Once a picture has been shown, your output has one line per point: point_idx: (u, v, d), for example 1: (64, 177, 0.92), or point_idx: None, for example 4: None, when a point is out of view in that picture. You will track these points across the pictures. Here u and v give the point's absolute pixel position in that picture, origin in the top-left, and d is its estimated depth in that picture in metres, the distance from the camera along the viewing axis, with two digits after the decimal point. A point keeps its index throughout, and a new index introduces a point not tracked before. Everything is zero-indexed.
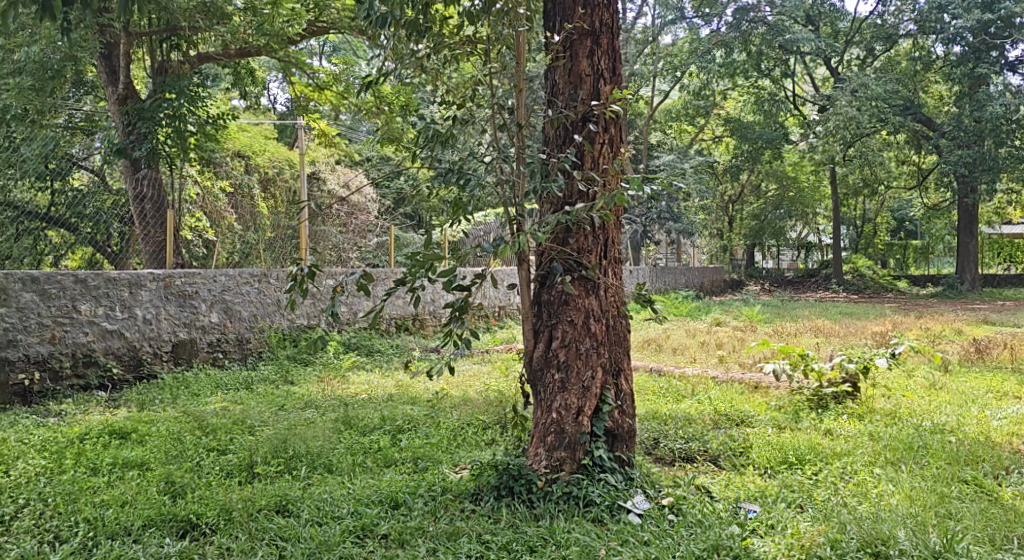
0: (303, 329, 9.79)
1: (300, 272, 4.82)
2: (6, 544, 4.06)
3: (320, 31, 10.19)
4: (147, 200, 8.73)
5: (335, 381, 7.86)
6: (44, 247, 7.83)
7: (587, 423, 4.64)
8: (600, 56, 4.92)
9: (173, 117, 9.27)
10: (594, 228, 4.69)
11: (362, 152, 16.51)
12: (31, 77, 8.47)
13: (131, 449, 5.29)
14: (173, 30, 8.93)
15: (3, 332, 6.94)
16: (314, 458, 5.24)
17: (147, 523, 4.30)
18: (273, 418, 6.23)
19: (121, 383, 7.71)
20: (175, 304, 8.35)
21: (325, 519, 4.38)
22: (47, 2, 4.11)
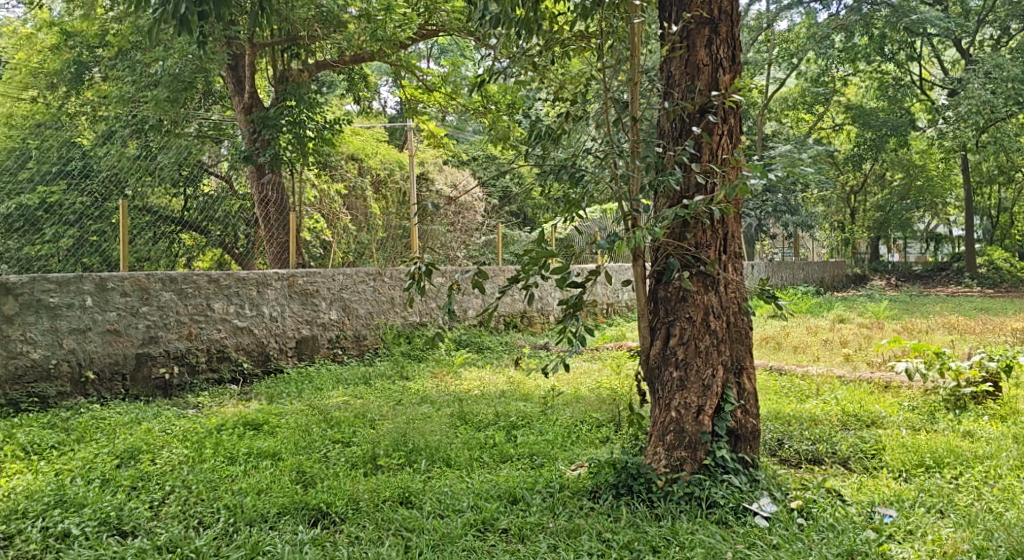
0: (416, 326, 9.97)
1: (416, 269, 4.89)
2: (157, 527, 4.25)
3: (431, 33, 10.32)
4: (270, 203, 9.08)
5: (449, 377, 7.96)
6: (178, 250, 7.95)
7: (708, 423, 4.54)
8: (718, 45, 4.81)
9: (292, 123, 9.71)
10: (713, 223, 4.59)
11: (472, 151, 16.71)
12: (167, 89, 8.90)
13: (263, 440, 5.51)
14: (293, 40, 9.31)
15: (145, 329, 7.33)
16: (433, 452, 5.33)
17: (282, 510, 4.46)
18: (391, 412, 6.37)
19: (251, 377, 8.05)
20: (298, 301, 8.66)
21: (446, 511, 4.45)
22: (184, 16, 4.32)
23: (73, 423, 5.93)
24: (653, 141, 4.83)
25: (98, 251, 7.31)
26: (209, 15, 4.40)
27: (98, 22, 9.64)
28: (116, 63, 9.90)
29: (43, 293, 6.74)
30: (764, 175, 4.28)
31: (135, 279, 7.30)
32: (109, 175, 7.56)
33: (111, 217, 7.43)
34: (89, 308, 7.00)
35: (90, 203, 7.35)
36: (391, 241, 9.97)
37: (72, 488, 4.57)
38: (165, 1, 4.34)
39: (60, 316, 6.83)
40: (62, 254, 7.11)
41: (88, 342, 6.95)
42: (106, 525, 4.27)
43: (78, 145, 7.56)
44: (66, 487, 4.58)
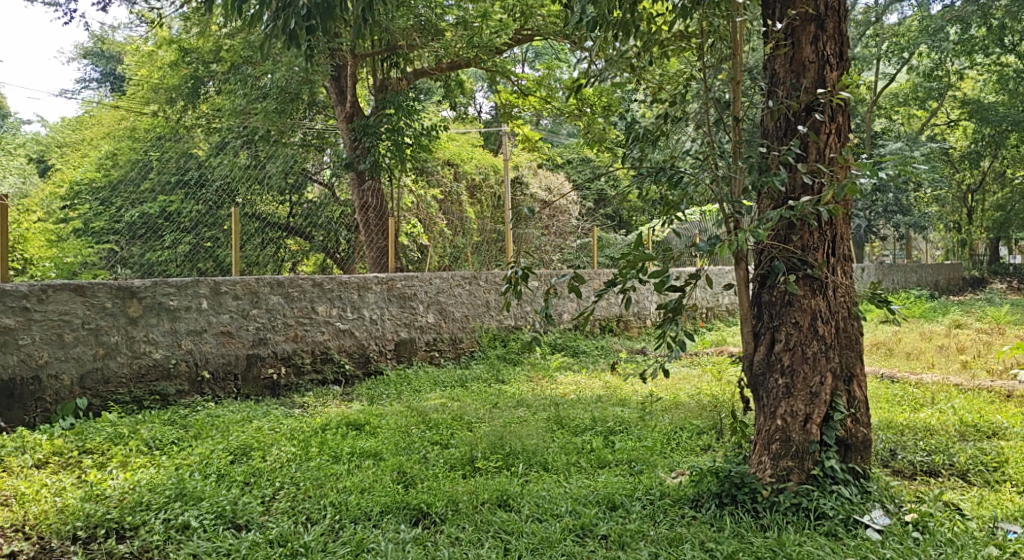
0: (512, 330, 10.01)
1: (513, 273, 4.88)
2: (268, 523, 4.38)
3: (527, 38, 10.30)
4: (370, 210, 9.58)
5: (545, 381, 7.97)
6: (284, 255, 8.30)
7: (816, 432, 4.40)
8: (825, 41, 4.65)
9: (391, 130, 9.82)
10: (820, 224, 4.44)
11: (567, 155, 16.69)
12: (275, 100, 9.41)
13: (366, 440, 5.63)
14: (392, 49, 9.46)
15: (255, 331, 7.58)
16: (530, 456, 5.32)
17: (385, 509, 4.54)
18: (488, 415, 6.40)
19: (352, 378, 8.24)
20: (397, 305, 8.82)
21: (545, 515, 4.44)
22: (293, 31, 4.44)
23: (191, 420, 6.19)
24: (756, 141, 4.70)
25: (210, 256, 7.69)
26: (316, 29, 4.51)
27: (212, 38, 10.02)
28: (228, 77, 10.28)
29: (163, 296, 6.99)
30: (875, 174, 4.12)
31: (245, 283, 7.56)
32: (222, 184, 7.87)
33: (224, 224, 7.75)
34: (205, 310, 7.26)
35: (205, 210, 7.68)
36: (486, 245, 10.13)
37: (191, 482, 4.76)
38: (276, 17, 4.48)
39: (178, 318, 7.09)
40: (180, 259, 7.44)
41: (204, 343, 7.21)
42: (222, 519, 4.42)
43: (195, 156, 7.80)
44: (186, 481, 4.76)
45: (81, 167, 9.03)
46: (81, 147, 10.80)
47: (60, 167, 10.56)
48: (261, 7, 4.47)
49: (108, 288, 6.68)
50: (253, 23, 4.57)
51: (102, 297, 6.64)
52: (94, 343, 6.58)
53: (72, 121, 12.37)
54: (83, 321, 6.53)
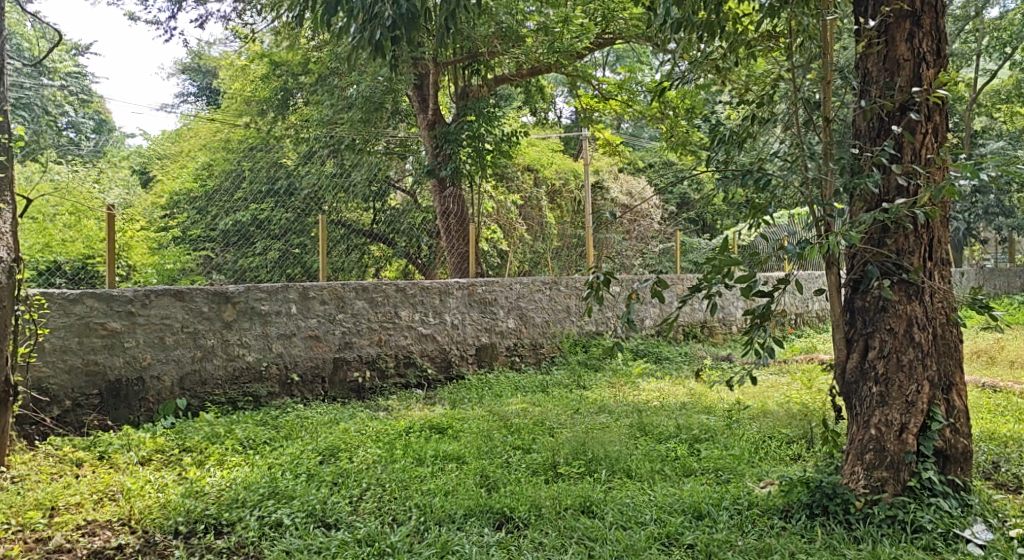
0: (593, 335, 9.96)
1: (595, 279, 4.81)
2: (356, 522, 4.45)
3: (608, 42, 10.22)
4: (451, 216, 9.54)
5: (627, 387, 7.91)
6: (369, 261, 8.59)
7: (912, 442, 4.25)
8: (921, 39, 4.50)
9: (472, 137, 9.92)
10: (916, 228, 4.29)
11: (649, 158, 16.54)
12: (360, 110, 9.66)
13: (449, 444, 5.68)
14: (473, 57, 9.52)
15: (342, 335, 7.75)
16: (614, 462, 5.28)
17: (468, 512, 4.57)
18: (570, 421, 6.38)
19: (435, 382, 8.34)
20: (478, 310, 8.89)
21: (629, 523, 4.40)
22: (379, 42, 4.50)
23: (281, 421, 6.36)
24: (848, 142, 4.58)
25: (299, 262, 7.89)
26: (401, 40, 4.56)
27: (300, 51, 10.29)
28: (316, 89, 10.55)
29: (255, 301, 7.20)
30: (975, 175, 3.96)
31: (332, 288, 7.73)
32: (309, 192, 8.12)
33: (312, 231, 7.95)
34: (294, 315, 7.45)
35: (294, 218, 7.84)
36: (565, 250, 10.15)
37: (283, 481, 4.89)
38: (362, 28, 4.55)
39: (269, 322, 7.29)
40: (271, 265, 7.69)
41: (294, 347, 7.40)
42: (312, 517, 4.52)
43: (284, 165, 8.03)
44: (278, 480, 4.90)
45: (179, 179, 9.40)
46: (179, 158, 11.24)
47: (161, 178, 11.01)
48: (349, 20, 4.55)
49: (205, 293, 6.93)
50: (341, 36, 4.66)
51: (200, 302, 6.89)
52: (192, 345, 6.82)
53: (171, 133, 12.87)
54: (182, 325, 6.78)
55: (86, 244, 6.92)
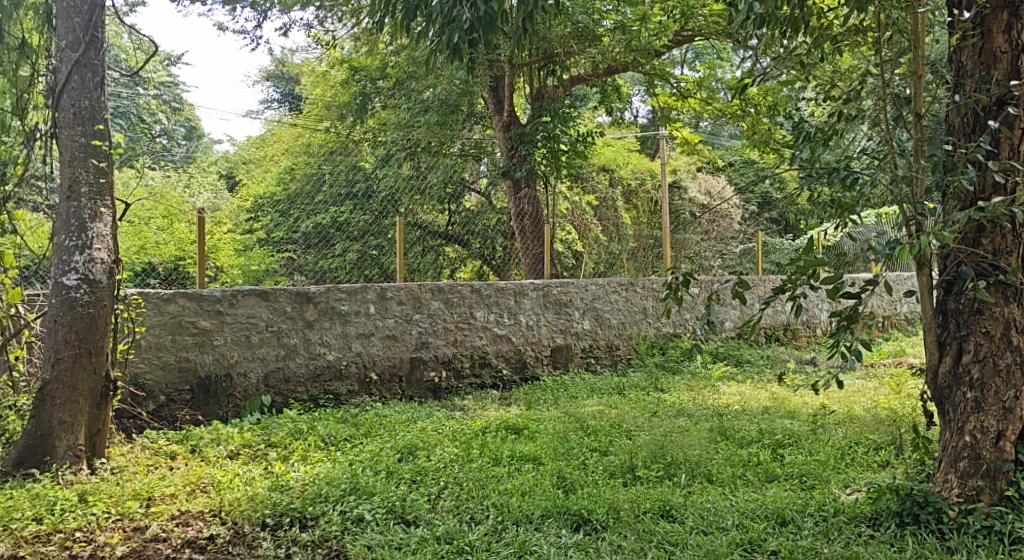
0: (671, 337, 9.85)
1: (674, 279, 4.71)
2: (435, 520, 4.49)
3: (686, 39, 10.09)
4: (526, 217, 9.54)
5: (707, 390, 7.78)
6: (444, 262, 8.75)
7: (1010, 450, 4.08)
8: (1020, 29, 4.31)
9: (547, 137, 9.86)
10: (1014, 227, 4.12)
11: (728, 157, 16.27)
12: (436, 113, 9.90)
13: (525, 444, 5.68)
14: (549, 58, 9.52)
15: (418, 335, 7.83)
16: (693, 467, 5.20)
17: (546, 513, 4.56)
18: (647, 424, 6.32)
19: (510, 383, 8.36)
20: (553, 311, 8.88)
21: (710, 528, 4.33)
22: (457, 45, 4.50)
23: (360, 419, 6.46)
24: (940, 138, 4.42)
25: (377, 263, 7.97)
26: (479, 43, 4.56)
27: (378, 56, 10.45)
28: (393, 93, 10.71)
29: (336, 301, 7.34)
30: None
31: (409, 289, 7.81)
32: (387, 195, 8.25)
33: (388, 233, 8.02)
34: (372, 314, 7.56)
35: (371, 220, 7.99)
36: (641, 251, 10.07)
37: (363, 477, 4.97)
38: (441, 32, 4.57)
39: (349, 322, 7.41)
40: (349, 266, 7.89)
41: (372, 346, 7.51)
42: (392, 514, 4.58)
43: (361, 169, 8.24)
44: (359, 476, 4.99)
45: (263, 183, 9.66)
46: (262, 163, 11.56)
47: (246, 182, 11.31)
48: (428, 23, 4.58)
49: (288, 293, 7.10)
50: (420, 40, 4.68)
51: (284, 302, 7.06)
52: (276, 344, 6.98)
53: (255, 138, 13.22)
54: (267, 324, 6.96)
55: (177, 247, 7.18)
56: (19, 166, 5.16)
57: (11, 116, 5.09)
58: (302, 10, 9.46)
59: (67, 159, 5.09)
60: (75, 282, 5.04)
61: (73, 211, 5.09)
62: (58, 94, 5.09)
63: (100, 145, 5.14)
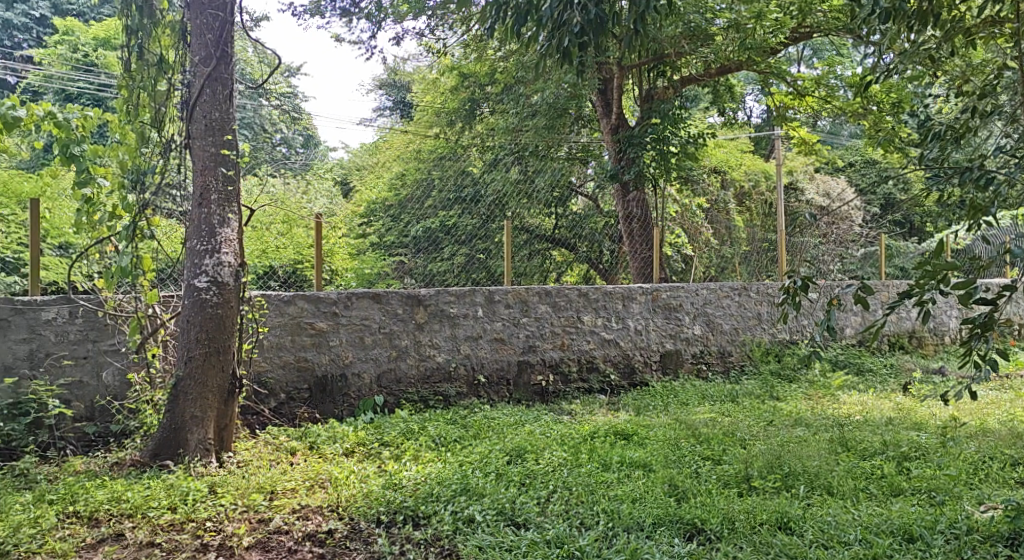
0: (787, 344, 9.60)
1: (791, 283, 4.50)
2: (545, 523, 4.48)
3: (803, 36, 9.79)
4: (635, 220, 9.49)
5: (827, 400, 7.51)
6: (550, 265, 8.74)
7: None
8: None
9: (657, 139, 9.62)
10: None
11: (848, 157, 15.68)
12: (545, 118, 9.94)
13: (635, 451, 5.62)
14: (660, 58, 9.40)
15: (525, 338, 7.86)
16: (813, 478, 5.03)
17: (657, 521, 4.49)
18: (763, 433, 6.14)
19: (618, 388, 8.27)
20: (662, 316, 8.74)
21: (832, 542, 4.18)
22: (567, 49, 4.48)
23: (469, 421, 6.52)
24: None
25: (484, 267, 7.95)
26: (589, 46, 4.52)
27: (488, 62, 10.55)
28: (502, 98, 10.81)
29: (445, 304, 7.44)
30: None
31: (516, 293, 7.86)
32: (494, 199, 8.33)
33: (496, 237, 8.06)
34: (480, 317, 7.63)
35: (479, 224, 8.07)
36: (755, 255, 9.83)
37: (473, 479, 5.02)
38: (551, 36, 4.56)
39: (458, 324, 7.50)
40: (456, 270, 7.79)
41: (481, 349, 7.58)
42: (502, 515, 4.60)
43: (471, 174, 8.32)
44: (469, 477, 5.04)
45: (376, 189, 9.90)
46: (376, 170, 11.85)
47: (360, 188, 11.62)
48: (538, 28, 4.58)
49: (400, 295, 7.24)
50: (529, 45, 4.69)
51: (395, 304, 7.20)
52: (388, 346, 7.14)
53: (369, 145, 13.57)
54: (380, 325, 7.12)
55: (295, 251, 7.40)
56: (156, 175, 5.42)
57: (149, 128, 5.42)
58: (415, 20, 9.67)
59: (199, 167, 5.36)
60: (206, 284, 5.28)
61: (204, 217, 5.34)
62: (191, 106, 5.35)
63: (228, 154, 5.39)
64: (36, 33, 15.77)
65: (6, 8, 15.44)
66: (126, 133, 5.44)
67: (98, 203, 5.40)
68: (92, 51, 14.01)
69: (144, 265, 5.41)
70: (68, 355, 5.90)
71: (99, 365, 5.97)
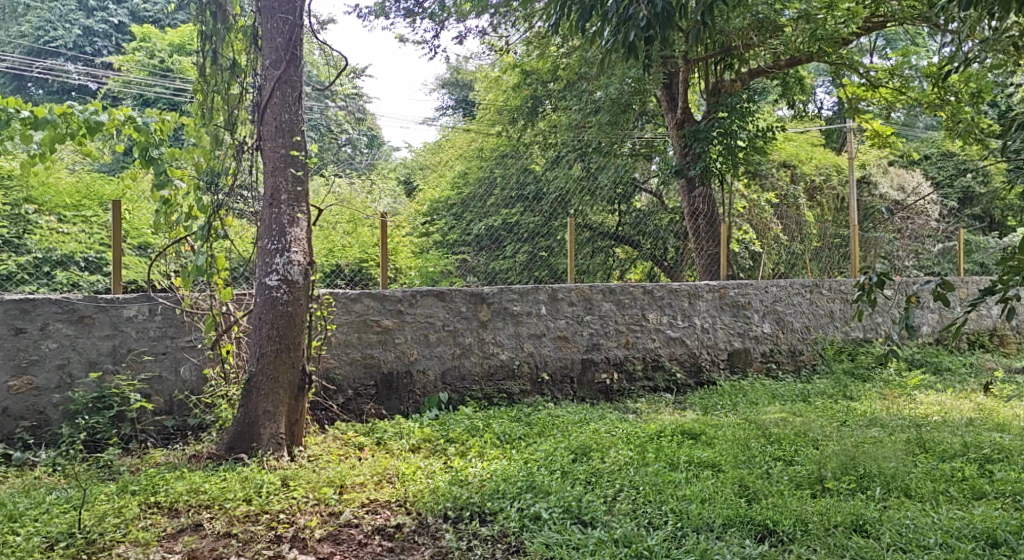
0: (860, 342, 9.38)
1: (866, 280, 4.38)
2: (612, 522, 4.44)
3: (877, 26, 9.51)
4: (701, 216, 9.35)
5: (902, 399, 7.30)
6: (613, 263, 8.71)
7: None
8: None
9: (723, 133, 9.47)
10: None
11: (924, 149, 15.20)
12: (608, 113, 9.75)
13: (703, 450, 5.53)
14: (727, 51, 9.24)
15: (589, 336, 7.81)
16: (889, 479, 4.89)
17: (727, 522, 4.42)
18: (836, 433, 5.99)
19: (684, 387, 8.16)
20: (730, 313, 8.61)
21: (910, 546, 4.07)
22: (633, 43, 4.42)
23: (534, 418, 6.52)
24: None
25: (547, 265, 7.94)
26: (655, 40, 4.45)
27: (550, 58, 10.53)
28: (565, 94, 10.76)
29: (508, 302, 7.45)
30: None
31: (580, 290, 7.82)
32: (557, 196, 8.32)
33: (559, 234, 8.06)
34: (544, 315, 7.61)
35: (542, 222, 8.07)
36: (826, 251, 9.62)
37: (539, 476, 5.00)
38: (616, 31, 4.50)
39: (521, 322, 7.50)
40: (520, 267, 7.83)
41: (544, 347, 7.56)
42: (569, 513, 4.58)
43: (533, 171, 8.32)
44: (535, 475, 5.02)
45: (440, 187, 10.00)
46: (440, 168, 11.93)
47: (425, 187, 11.72)
48: (604, 24, 4.53)
49: (464, 293, 7.27)
50: (595, 41, 4.64)
51: (459, 302, 7.23)
52: (452, 343, 7.17)
53: (432, 144, 13.65)
54: (444, 323, 7.15)
55: (360, 249, 7.42)
56: (229, 177, 5.56)
57: (223, 131, 5.58)
58: (477, 17, 9.67)
59: (269, 168, 5.45)
60: (276, 283, 5.38)
61: (275, 217, 5.44)
62: (262, 109, 5.45)
63: (297, 155, 5.47)
64: (115, 40, 16.30)
65: (87, 16, 15.99)
66: (201, 136, 5.59)
67: (175, 204, 5.56)
68: (167, 56, 14.41)
69: (218, 264, 5.53)
70: (148, 351, 6.06)
71: (177, 360, 6.12)
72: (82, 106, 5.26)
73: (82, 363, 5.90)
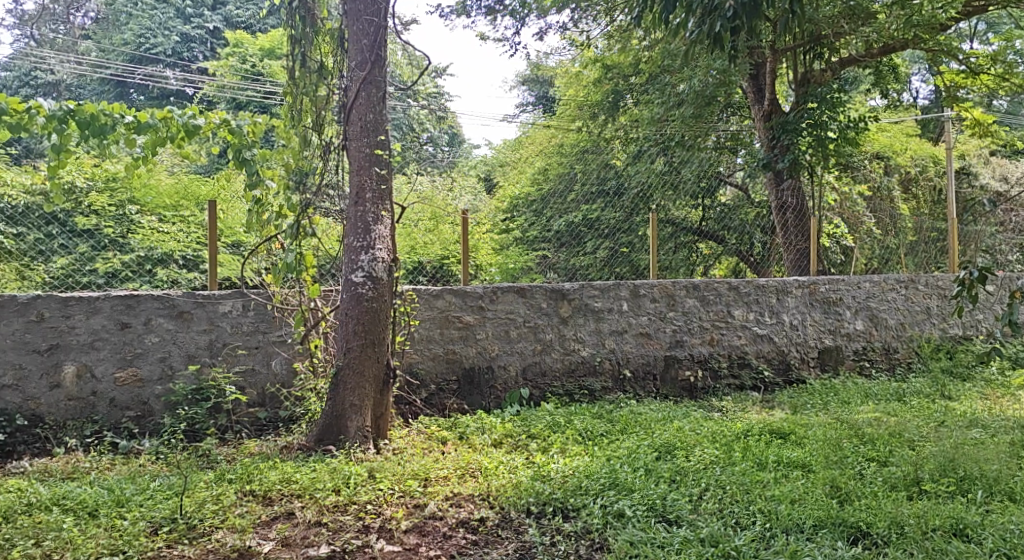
0: (960, 340, 8.99)
1: (967, 271, 4.29)
2: (698, 521, 4.37)
3: (977, 10, 9.11)
4: (789, 210, 9.17)
5: (1006, 400, 6.98)
6: (696, 259, 8.60)
7: None
8: None
9: (813, 125, 9.22)
10: None
11: None
12: (692, 105, 9.48)
13: (792, 450, 5.39)
14: (817, 41, 8.97)
15: (673, 333, 7.71)
16: (991, 483, 4.69)
17: (819, 523, 4.30)
18: (934, 434, 5.76)
19: (772, 385, 7.97)
20: (821, 310, 8.37)
21: (1016, 552, 3.92)
22: (718, 34, 4.33)
23: (617, 415, 6.47)
24: None
25: (629, 261, 7.88)
26: (742, 30, 4.36)
27: (632, 52, 10.42)
28: (647, 88, 10.64)
29: (589, 299, 7.40)
30: None
31: (663, 287, 7.72)
32: (638, 191, 8.30)
33: (641, 230, 7.99)
34: (626, 312, 7.55)
35: (623, 218, 8.04)
36: (922, 245, 9.24)
37: (622, 473, 4.96)
38: (702, 22, 4.41)
39: (602, 319, 7.45)
40: (600, 263, 7.82)
41: (626, 343, 7.50)
42: (653, 511, 4.52)
43: (613, 167, 8.38)
44: (618, 472, 4.98)
45: (521, 184, 10.08)
46: (521, 164, 11.96)
47: (507, 183, 11.76)
48: (688, 15, 4.45)
49: (545, 290, 7.26)
50: (680, 32, 4.57)
51: (540, 298, 7.23)
52: (533, 339, 7.18)
53: (514, 140, 13.67)
54: (525, 319, 7.16)
55: (442, 246, 7.48)
56: (318, 176, 5.70)
57: (311, 131, 5.72)
58: (558, 13, 9.66)
59: (355, 167, 5.55)
60: (362, 279, 5.47)
61: (360, 215, 5.52)
62: (347, 109, 5.55)
63: (382, 153, 5.55)
64: (210, 45, 16.91)
65: (184, 23, 16.62)
66: (290, 136, 5.81)
67: (267, 203, 5.92)
68: (258, 60, 14.85)
69: (308, 261, 5.66)
70: (241, 345, 6.25)
71: (269, 354, 6.30)
72: (181, 110, 5.54)
73: (182, 356, 6.12)
